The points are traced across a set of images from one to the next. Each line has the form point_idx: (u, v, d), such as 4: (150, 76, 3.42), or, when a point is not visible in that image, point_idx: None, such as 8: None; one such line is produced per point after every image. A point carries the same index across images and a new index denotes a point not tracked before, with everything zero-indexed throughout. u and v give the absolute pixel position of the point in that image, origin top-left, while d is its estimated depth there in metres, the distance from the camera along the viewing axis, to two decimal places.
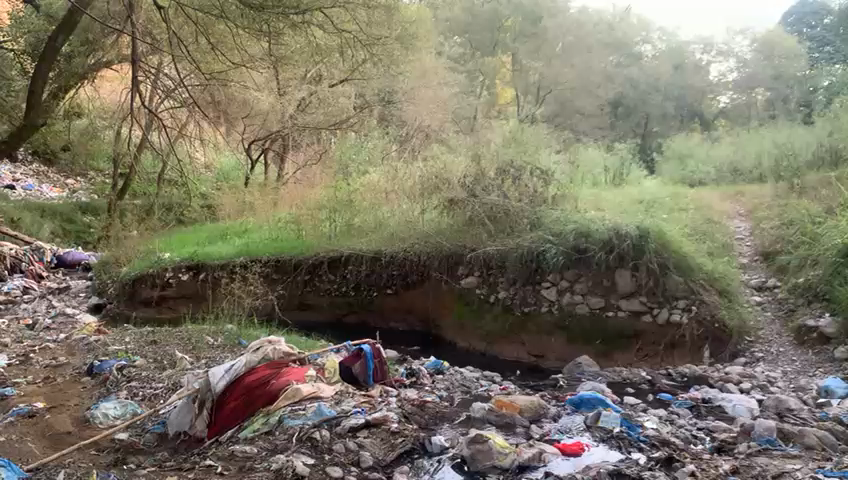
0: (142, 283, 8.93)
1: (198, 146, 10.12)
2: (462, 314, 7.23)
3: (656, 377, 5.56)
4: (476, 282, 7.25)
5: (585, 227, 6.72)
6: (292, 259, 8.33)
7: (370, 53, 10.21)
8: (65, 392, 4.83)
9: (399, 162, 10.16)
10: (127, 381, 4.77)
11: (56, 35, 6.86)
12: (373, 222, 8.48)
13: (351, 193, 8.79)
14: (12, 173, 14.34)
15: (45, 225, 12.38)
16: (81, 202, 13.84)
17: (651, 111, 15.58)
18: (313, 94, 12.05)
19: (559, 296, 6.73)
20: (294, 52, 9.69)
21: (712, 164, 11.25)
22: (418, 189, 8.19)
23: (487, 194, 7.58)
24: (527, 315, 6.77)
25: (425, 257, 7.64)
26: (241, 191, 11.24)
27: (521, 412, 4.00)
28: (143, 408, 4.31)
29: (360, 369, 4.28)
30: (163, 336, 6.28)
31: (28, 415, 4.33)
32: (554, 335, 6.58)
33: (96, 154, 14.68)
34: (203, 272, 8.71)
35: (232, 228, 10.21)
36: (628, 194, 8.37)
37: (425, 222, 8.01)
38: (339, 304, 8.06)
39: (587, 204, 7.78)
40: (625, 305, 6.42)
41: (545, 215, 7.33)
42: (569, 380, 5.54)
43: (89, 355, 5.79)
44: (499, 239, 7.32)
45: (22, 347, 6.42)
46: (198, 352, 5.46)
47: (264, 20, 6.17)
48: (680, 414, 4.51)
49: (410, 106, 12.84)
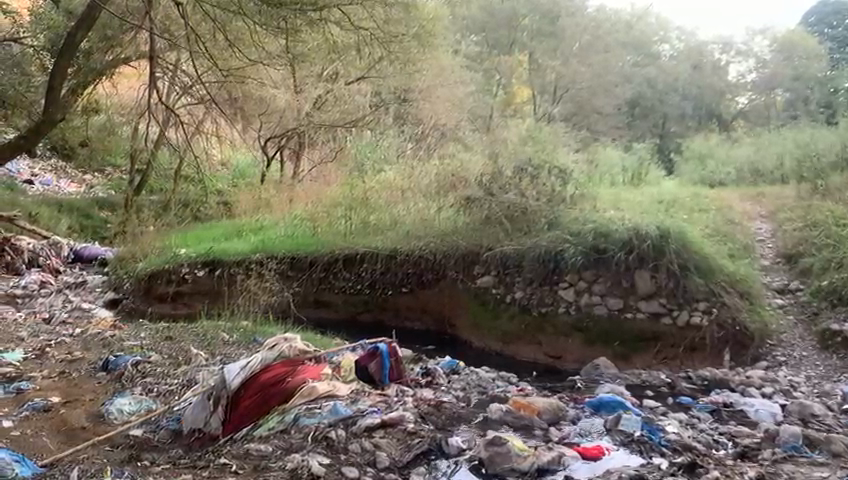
0: (157, 278, 8.93)
1: (215, 143, 10.17)
2: (477, 314, 7.14)
3: (676, 380, 5.48)
4: (492, 282, 7.19)
5: (604, 228, 6.69)
6: (308, 256, 8.30)
7: (387, 51, 10.18)
8: (80, 387, 4.82)
9: (414, 161, 10.14)
10: (141, 377, 4.74)
11: (76, 29, 6.92)
12: (388, 219, 8.43)
13: (366, 191, 8.96)
14: (32, 169, 14.65)
15: (62, 220, 12.45)
16: (98, 198, 13.96)
17: (669, 111, 15.67)
18: (329, 91, 11.93)
19: (577, 296, 6.61)
20: (310, 49, 9.66)
21: (733, 164, 11.10)
22: (433, 187, 8.44)
23: (504, 194, 7.58)
24: (544, 316, 6.66)
25: (441, 256, 7.59)
26: (258, 189, 11.25)
27: (540, 413, 3.93)
28: (157, 405, 4.28)
29: (376, 368, 4.19)
30: (179, 332, 6.29)
31: (43, 409, 4.32)
32: (571, 337, 6.46)
33: (114, 151, 14.76)
34: (219, 269, 8.69)
35: (248, 225, 10.18)
36: (648, 194, 8.27)
37: (441, 221, 7.95)
38: (354, 302, 7.97)
39: (606, 203, 7.70)
40: (645, 307, 6.31)
41: (563, 214, 7.27)
42: (587, 383, 5.47)
43: (104, 350, 5.79)
44: (516, 238, 7.24)
45: (39, 341, 6.45)
46: (212, 349, 5.43)
47: (281, 16, 6.15)
48: (701, 418, 4.42)
49: (426, 104, 12.60)
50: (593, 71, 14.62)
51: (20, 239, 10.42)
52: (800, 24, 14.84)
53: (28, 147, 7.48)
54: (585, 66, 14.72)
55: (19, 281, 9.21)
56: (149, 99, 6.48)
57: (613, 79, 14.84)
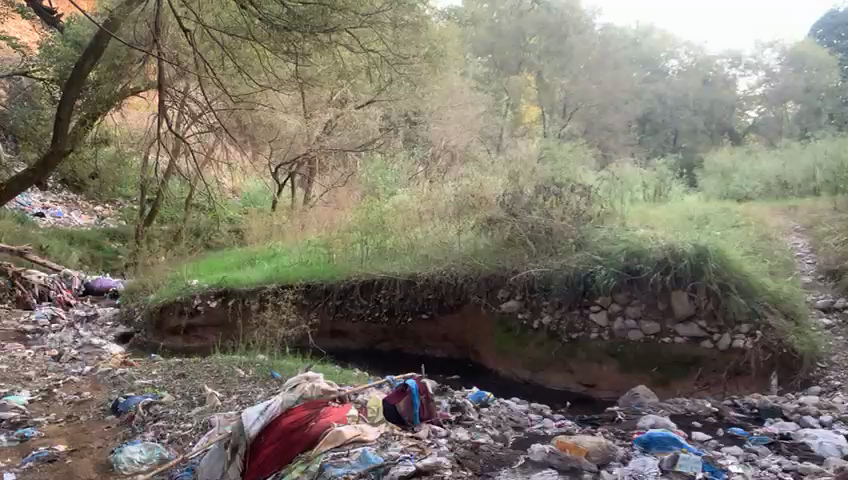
0: (169, 310, 8.63)
1: (226, 171, 9.97)
2: (504, 342, 6.80)
3: (723, 409, 5.11)
4: (517, 307, 6.86)
5: (637, 247, 6.37)
6: (323, 284, 8.00)
7: (398, 73, 9.95)
8: (88, 432, 4.51)
9: (428, 183, 9.89)
10: (153, 421, 4.43)
11: (83, 60, 6.77)
12: (405, 243, 8.08)
13: (382, 214, 8.51)
14: (43, 202, 14.53)
15: (74, 252, 12.26)
16: (109, 229, 13.77)
17: (680, 126, 15.29)
18: (338, 116, 11.55)
19: (610, 320, 6.31)
20: (319, 73, 9.48)
21: (758, 178, 10.73)
22: (453, 208, 7.98)
23: (528, 213, 7.18)
24: (575, 342, 6.34)
25: (462, 280, 7.23)
26: (270, 215, 11.04)
27: (588, 455, 3.55)
28: (170, 452, 3.94)
29: (405, 408, 3.85)
30: (192, 368, 5.98)
31: (48, 459, 4.01)
32: (605, 363, 6.12)
33: (124, 182, 14.64)
34: (232, 299, 8.39)
35: (261, 253, 9.93)
36: (675, 211, 7.94)
37: (461, 243, 7.63)
38: (373, 331, 7.73)
39: (634, 221, 7.38)
40: (683, 331, 6.00)
41: (592, 233, 6.94)
42: (628, 414, 5.11)
43: (114, 390, 5.49)
44: (542, 259, 6.89)
45: (46, 382, 6.16)
46: (229, 387, 5.12)
47: (288, 40, 5.83)
48: (759, 453, 4.05)
49: (436, 126, 12.68)
50: (604, 88, 14.30)
51: (31, 272, 10.26)
52: (810, 35, 14.48)
53: (37, 180, 7.26)
54: (595, 83, 14.30)
55: (30, 317, 9.02)
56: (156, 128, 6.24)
57: (623, 96, 14.71)
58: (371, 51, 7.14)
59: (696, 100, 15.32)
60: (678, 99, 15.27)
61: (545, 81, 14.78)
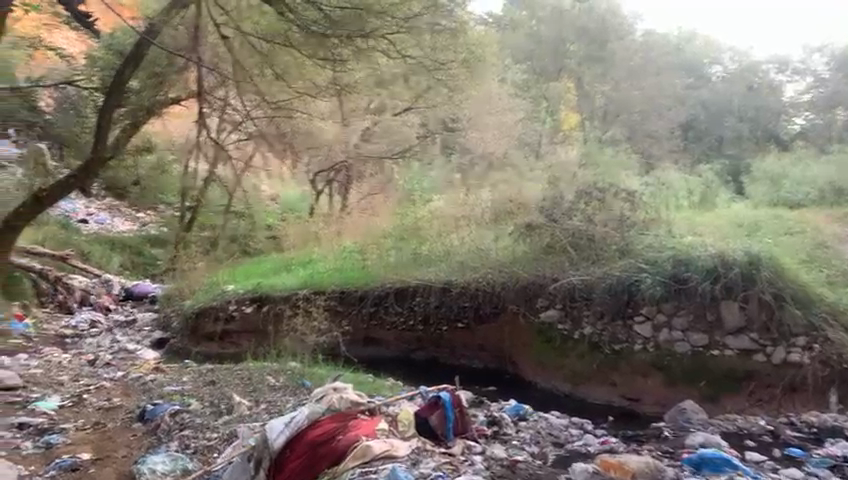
0: (205, 317, 8.56)
1: (264, 178, 9.94)
2: (543, 353, 6.57)
3: (779, 427, 4.82)
4: (557, 316, 6.59)
5: (684, 255, 6.06)
6: (357, 290, 7.82)
7: (435, 78, 9.73)
8: (114, 440, 4.41)
9: (464, 190, 9.69)
10: (180, 429, 4.30)
11: (124, 67, 6.85)
12: (440, 250, 7.86)
13: (418, 220, 8.39)
14: (87, 208, 14.78)
15: (114, 258, 12.39)
16: (149, 234, 13.86)
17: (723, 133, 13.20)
18: (375, 123, 11.35)
19: (655, 332, 6.02)
20: (355, 80, 9.31)
21: (811, 185, 10.22)
22: (490, 214, 7.86)
23: (568, 219, 6.97)
24: (619, 354, 6.08)
25: (500, 288, 7.02)
26: (307, 222, 11.00)
27: (635, 476, 3.31)
28: (194, 463, 3.78)
29: (438, 421, 3.63)
30: (223, 375, 5.86)
31: (72, 468, 3.91)
32: (650, 376, 5.87)
33: (165, 188, 14.77)
34: (267, 305, 8.28)
35: (296, 259, 9.87)
36: (725, 218, 7.56)
37: (498, 249, 7.40)
38: (408, 339, 7.56)
39: (681, 227, 7.06)
40: (733, 343, 5.70)
41: (637, 239, 6.63)
42: (676, 431, 4.83)
43: (143, 397, 5.40)
44: (583, 267, 6.63)
45: (78, 387, 6.11)
46: (258, 395, 4.98)
47: (327, 45, 5.69)
48: (821, 477, 3.76)
49: (475, 134, 12.09)
50: (647, 93, 13.01)
51: (72, 277, 10.35)
52: None
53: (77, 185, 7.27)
54: (636, 89, 13.01)
55: (70, 321, 9.21)
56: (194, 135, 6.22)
57: (664, 102, 12.89)
58: (407, 57, 6.91)
59: (740, 105, 13.20)
60: (721, 105, 13.20)
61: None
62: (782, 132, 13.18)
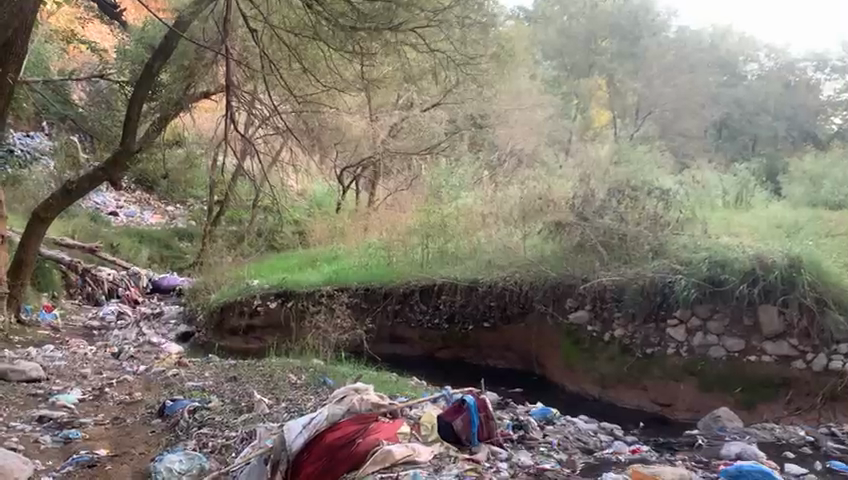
0: (229, 311, 8.56)
1: (291, 173, 9.88)
2: (571, 355, 6.40)
3: (820, 438, 4.59)
4: (587, 317, 6.43)
5: (721, 256, 5.82)
6: (382, 287, 7.72)
7: (464, 73, 9.52)
8: (132, 436, 4.34)
9: (493, 187, 9.52)
10: (198, 427, 4.21)
11: (153, 60, 6.81)
12: (468, 247, 7.80)
13: (445, 217, 8.21)
14: (118, 201, 14.88)
15: (142, 251, 12.45)
16: (177, 228, 13.91)
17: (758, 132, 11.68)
18: (404, 119, 11.49)
19: (689, 335, 5.83)
20: (382, 73, 9.15)
21: None
22: (518, 212, 7.62)
23: (600, 217, 6.75)
24: (650, 358, 5.91)
25: (527, 287, 6.86)
26: (334, 218, 10.92)
27: None
28: (211, 463, 3.67)
29: (463, 425, 3.47)
30: (244, 371, 5.77)
31: (89, 464, 3.84)
32: (683, 381, 5.68)
33: (194, 182, 14.83)
34: (291, 300, 8.20)
35: (322, 255, 9.80)
36: (763, 219, 7.27)
37: (527, 249, 7.28)
38: (433, 337, 7.46)
39: (717, 227, 6.82)
40: (771, 349, 5.47)
41: (670, 239, 6.39)
42: (710, 439, 4.63)
43: (164, 392, 5.34)
44: (614, 267, 6.44)
45: (100, 380, 6.08)
46: (279, 393, 4.87)
47: (356, 40, 5.55)
48: None
49: (502, 130, 12.26)
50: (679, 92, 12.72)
51: (101, 269, 10.41)
52: None
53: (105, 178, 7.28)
54: (670, 87, 12.88)
55: (98, 313, 9.23)
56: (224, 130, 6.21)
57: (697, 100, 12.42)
58: (435, 52, 6.73)
59: (777, 105, 11.59)
60: (756, 104, 11.80)
61: (617, 84, 13.93)
62: (818, 132, 11.39)
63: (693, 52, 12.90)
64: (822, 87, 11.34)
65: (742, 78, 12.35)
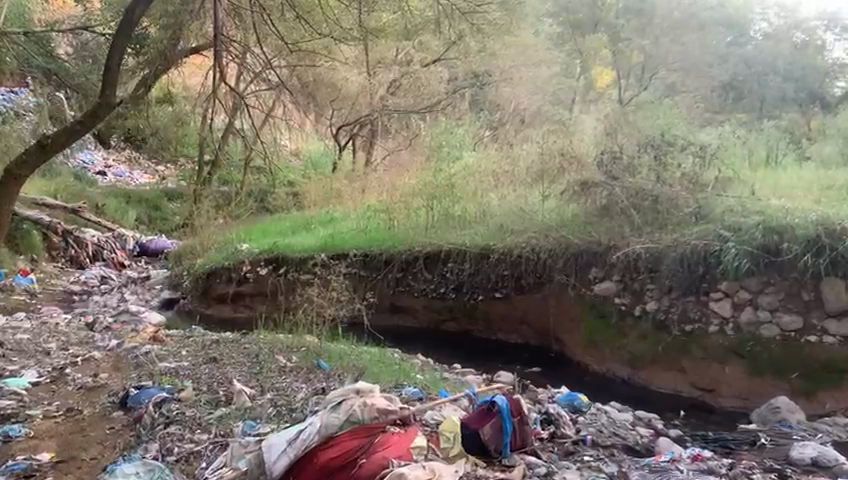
0: (216, 277, 7.78)
1: (284, 131, 9.06)
2: (596, 332, 5.69)
3: None
4: (614, 289, 5.67)
5: (777, 221, 5.06)
6: (383, 254, 6.99)
7: (471, 27, 8.67)
8: (86, 434, 3.61)
9: (500, 147, 8.64)
10: (164, 425, 3.46)
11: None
12: (476, 211, 6.99)
13: (452, 176, 7.36)
14: (106, 160, 13.96)
15: (130, 212, 11.64)
16: (167, 188, 13.06)
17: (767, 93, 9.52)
18: (404, 75, 10.73)
19: (736, 311, 5.10)
20: (380, 22, 8.22)
21: None
22: (536, 171, 6.87)
23: (631, 176, 6.00)
24: (689, 336, 5.19)
25: (546, 256, 6.08)
26: (328, 177, 10.08)
27: None
28: (176, 477, 2.94)
29: (492, 434, 2.75)
30: (228, 350, 4.99)
31: (25, 473, 3.13)
32: (729, 363, 5.00)
33: (186, 141, 13.96)
34: (283, 268, 7.46)
35: (315, 217, 8.97)
36: (812, 177, 6.39)
37: (544, 212, 6.55)
38: (438, 308, 6.73)
39: (762, 188, 6.03)
40: (835, 328, 4.78)
41: (713, 203, 5.64)
42: (775, 438, 3.94)
43: (133, 375, 4.58)
44: (648, 234, 5.67)
45: (66, 357, 5.31)
46: (264, 379, 4.12)
47: None
48: None
49: (506, 87, 10.80)
50: (688, 51, 10.91)
51: (83, 231, 9.61)
52: None
53: None
54: (679, 45, 11.12)
55: (78, 277, 8.48)
56: (212, 86, 5.01)
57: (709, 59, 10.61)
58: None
59: (786, 66, 9.65)
60: (766, 63, 9.83)
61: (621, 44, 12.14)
62: (824, 95, 9.27)
63: (701, 10, 11.22)
64: (829, 49, 9.62)
65: (748, 40, 10.50)
